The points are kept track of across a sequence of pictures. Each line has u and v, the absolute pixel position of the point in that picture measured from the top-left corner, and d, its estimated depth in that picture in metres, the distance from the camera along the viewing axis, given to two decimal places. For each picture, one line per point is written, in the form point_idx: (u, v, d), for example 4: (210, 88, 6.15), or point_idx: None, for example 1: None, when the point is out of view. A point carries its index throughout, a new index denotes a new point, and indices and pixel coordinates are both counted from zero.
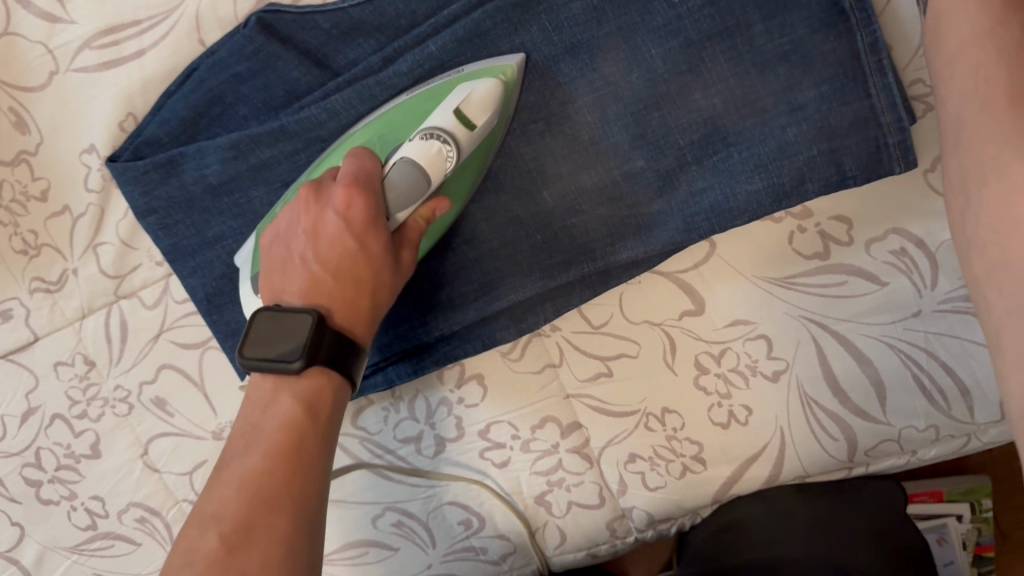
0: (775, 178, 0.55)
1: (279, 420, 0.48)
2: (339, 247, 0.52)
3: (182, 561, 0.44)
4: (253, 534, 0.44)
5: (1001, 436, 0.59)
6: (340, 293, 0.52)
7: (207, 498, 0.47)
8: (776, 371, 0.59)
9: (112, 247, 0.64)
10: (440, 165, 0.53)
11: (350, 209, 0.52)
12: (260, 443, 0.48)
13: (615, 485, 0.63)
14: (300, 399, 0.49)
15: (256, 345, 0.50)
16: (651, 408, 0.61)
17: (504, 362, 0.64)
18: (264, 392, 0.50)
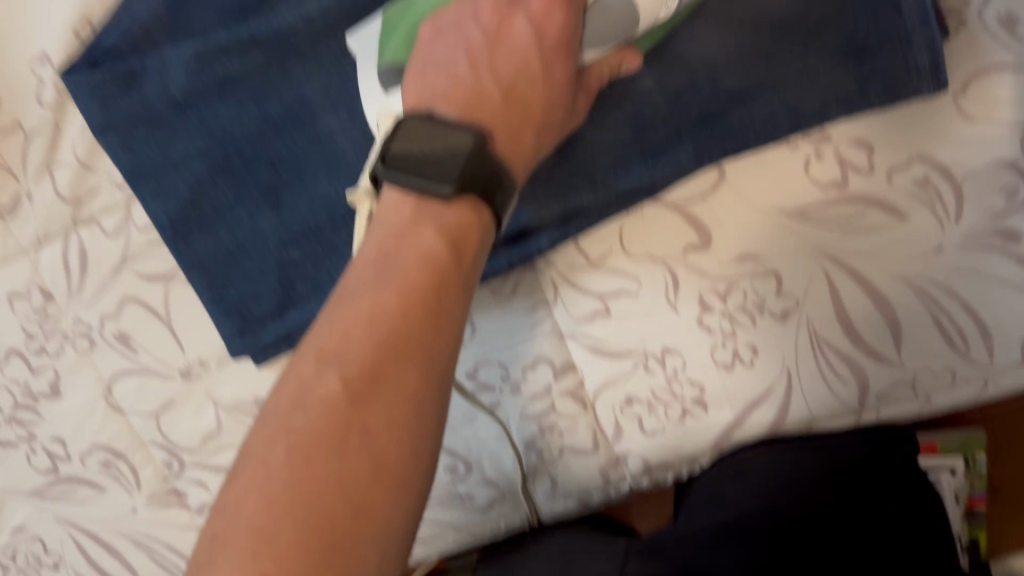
0: (794, 100, 0.52)
1: (420, 254, 0.41)
2: (517, 63, 0.46)
3: (293, 403, 0.38)
4: (380, 385, 0.37)
5: (1019, 381, 0.55)
6: (509, 113, 0.45)
7: (321, 332, 0.40)
8: (785, 309, 0.55)
9: (69, 167, 0.59)
10: (660, 6, 0.48)
11: (545, 27, 0.46)
12: (394, 272, 0.40)
13: (611, 430, 0.60)
14: (446, 226, 0.42)
15: (412, 145, 0.42)
16: (650, 347, 0.57)
17: (495, 299, 0.59)
18: (402, 211, 0.42)
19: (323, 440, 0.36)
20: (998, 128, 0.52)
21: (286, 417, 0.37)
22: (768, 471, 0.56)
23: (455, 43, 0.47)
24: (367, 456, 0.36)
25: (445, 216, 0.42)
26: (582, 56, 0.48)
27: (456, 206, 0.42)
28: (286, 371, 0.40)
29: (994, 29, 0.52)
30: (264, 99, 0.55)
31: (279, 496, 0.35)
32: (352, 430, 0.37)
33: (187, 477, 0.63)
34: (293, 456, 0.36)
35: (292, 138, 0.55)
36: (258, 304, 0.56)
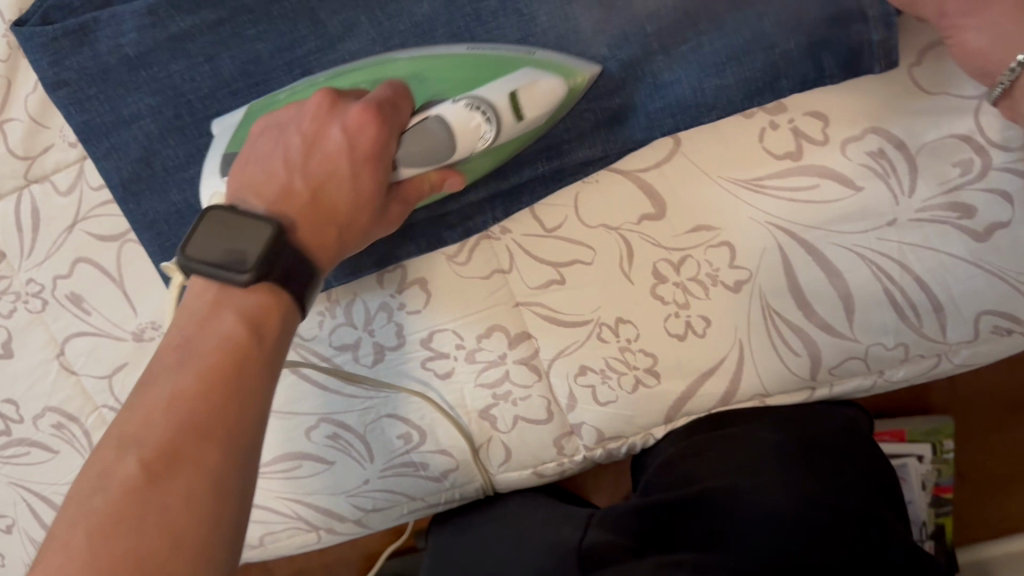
0: (748, 73, 0.51)
1: (219, 339, 0.37)
2: (328, 169, 0.43)
3: (91, 488, 0.34)
4: (181, 465, 0.34)
5: (971, 358, 0.57)
6: (315, 214, 0.42)
7: (125, 415, 0.36)
8: (738, 280, 0.55)
9: (21, 123, 0.59)
10: (472, 142, 0.46)
11: (356, 134, 0.43)
12: (194, 358, 0.37)
13: (565, 400, 0.60)
14: (240, 319, 0.38)
15: (206, 240, 0.39)
16: (604, 317, 0.57)
17: (450, 267, 0.58)
18: (199, 304, 0.39)
19: (115, 523, 0.32)
20: (952, 98, 0.52)
21: (81, 501, 0.33)
22: (723, 441, 0.56)
23: (278, 143, 0.44)
24: (161, 531, 0.32)
25: (235, 309, 0.39)
26: (395, 172, 0.46)
27: (246, 304, 0.39)
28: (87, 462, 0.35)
29: None
30: (217, 57, 0.54)
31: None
32: (148, 505, 0.33)
33: None
34: (83, 544, 0.32)
35: (246, 99, 0.55)
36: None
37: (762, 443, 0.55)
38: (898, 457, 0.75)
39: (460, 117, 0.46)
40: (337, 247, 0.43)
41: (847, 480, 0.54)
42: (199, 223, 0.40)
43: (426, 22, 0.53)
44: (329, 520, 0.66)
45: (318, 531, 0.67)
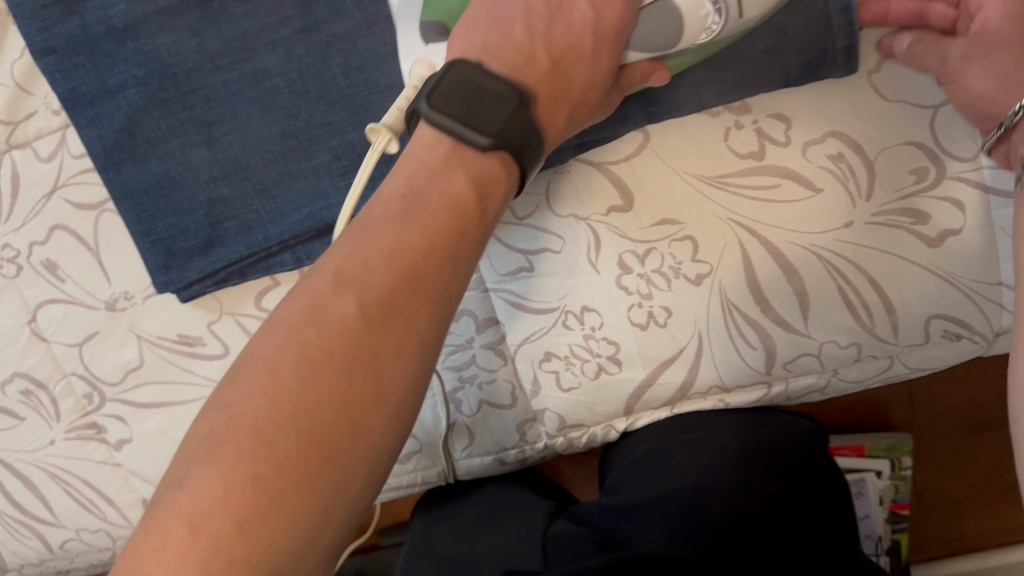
0: (720, 73, 0.54)
1: (449, 201, 0.40)
2: (569, 45, 0.45)
3: (305, 317, 0.37)
4: (397, 319, 0.37)
5: (923, 359, 0.59)
6: (552, 87, 0.44)
7: (346, 255, 0.39)
8: (699, 274, 0.57)
9: (5, 88, 0.60)
10: (699, 31, 0.46)
11: (602, 15, 0.45)
12: (422, 213, 0.39)
13: (529, 385, 0.61)
14: (472, 180, 0.41)
15: (452, 95, 0.41)
16: (570, 305, 0.59)
17: None
18: (430, 158, 0.41)
19: (338, 361, 0.36)
20: (910, 107, 0.54)
21: (298, 330, 0.36)
22: (693, 441, 0.59)
23: (519, 7, 0.46)
24: (367, 378, 0.36)
25: (469, 171, 0.41)
26: (627, 53, 0.47)
27: (482, 167, 0.41)
28: (315, 278, 0.38)
29: None
30: (202, 34, 0.56)
31: (276, 415, 0.34)
32: (362, 349, 0.36)
33: (105, 411, 0.65)
34: (308, 376, 0.35)
35: (229, 76, 0.57)
36: (184, 240, 0.59)
37: (726, 446, 0.58)
38: (858, 471, 0.78)
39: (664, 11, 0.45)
40: (566, 119, 0.46)
41: (801, 488, 0.56)
42: (443, 74, 0.41)
43: None
44: None
45: None
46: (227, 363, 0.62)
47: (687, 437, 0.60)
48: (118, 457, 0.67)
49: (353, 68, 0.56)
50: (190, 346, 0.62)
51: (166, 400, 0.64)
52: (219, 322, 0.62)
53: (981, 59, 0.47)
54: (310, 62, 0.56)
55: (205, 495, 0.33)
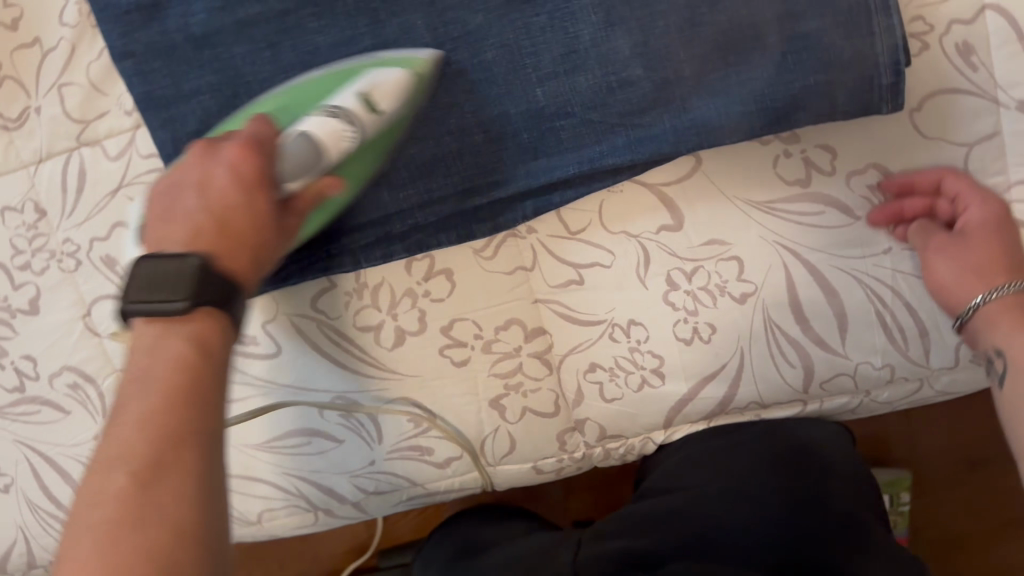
0: (769, 102, 0.53)
1: (170, 370, 0.40)
2: (225, 204, 0.45)
3: (88, 505, 0.36)
4: (165, 471, 0.37)
5: (950, 384, 0.62)
6: (220, 233, 0.45)
7: (99, 448, 0.38)
8: (744, 293, 0.59)
9: (78, 88, 0.61)
10: (338, 142, 0.51)
11: (224, 171, 0.46)
12: (149, 382, 0.39)
13: (572, 394, 0.64)
14: (189, 344, 0.41)
15: (148, 286, 0.42)
16: (617, 318, 0.61)
17: (476, 260, 0.62)
18: (145, 341, 0.42)
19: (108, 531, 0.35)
20: (948, 144, 0.56)
21: (82, 518, 0.35)
22: (716, 459, 0.61)
23: (182, 183, 0.47)
24: (166, 527, 0.35)
25: (194, 343, 0.41)
26: (283, 185, 0.50)
27: (176, 331, 0.41)
28: (81, 483, 0.38)
29: (955, 59, 0.54)
30: (273, 45, 0.57)
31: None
32: (147, 505, 0.36)
33: None
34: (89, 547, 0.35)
35: None
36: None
37: (756, 455, 0.60)
38: None
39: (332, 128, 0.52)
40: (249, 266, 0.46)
41: (832, 496, 0.58)
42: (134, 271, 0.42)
43: (477, 31, 0.56)
44: (330, 501, 0.69)
45: (317, 513, 0.69)
46: (280, 363, 0.64)
47: (721, 443, 0.62)
48: None
49: None
50: (242, 345, 0.64)
51: None
52: (274, 323, 0.64)
53: (953, 251, 0.55)
54: None
55: None
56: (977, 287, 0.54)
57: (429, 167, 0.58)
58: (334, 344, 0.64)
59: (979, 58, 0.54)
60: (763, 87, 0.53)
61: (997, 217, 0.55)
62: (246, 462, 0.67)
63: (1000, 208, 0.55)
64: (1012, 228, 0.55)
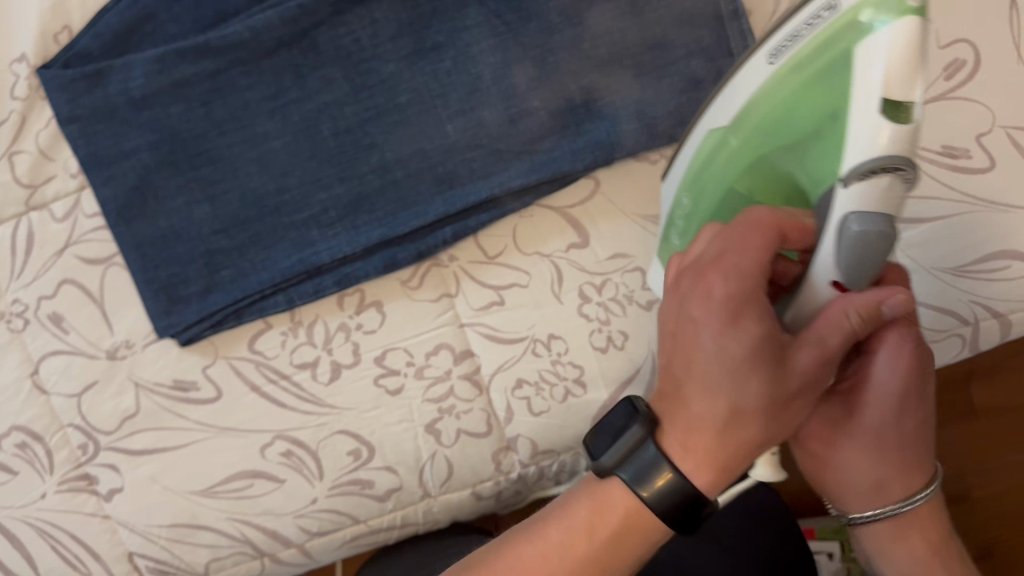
0: (649, 119, 0.62)
1: (569, 547, 0.48)
2: (736, 401, 0.43)
3: (589, 541, 0.47)
4: (635, 545, 0.47)
5: None
6: (717, 421, 0.44)
7: (581, 520, 0.48)
8: (650, 300, 0.65)
9: (29, 155, 0.67)
10: (892, 198, 0.40)
11: (727, 347, 0.42)
12: (689, 460, 0.45)
13: (502, 413, 0.66)
14: (592, 509, 0.48)
15: (643, 479, 0.46)
16: (538, 334, 0.65)
17: (404, 290, 0.67)
18: (614, 516, 0.47)
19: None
20: None
21: (562, 545, 0.48)
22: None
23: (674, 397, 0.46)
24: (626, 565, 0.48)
25: (617, 504, 0.47)
26: (825, 277, 0.42)
27: (603, 497, 0.47)
28: (558, 512, 0.49)
29: None
30: (212, 100, 0.63)
31: (478, 570, 0.50)
32: (613, 546, 0.47)
33: (99, 462, 0.68)
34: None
35: (233, 139, 0.64)
36: (184, 286, 0.65)
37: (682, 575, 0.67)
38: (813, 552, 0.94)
39: (880, 199, 0.40)
40: (716, 477, 0.45)
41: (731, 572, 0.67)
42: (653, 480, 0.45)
43: (392, 78, 0.63)
44: (274, 545, 0.68)
45: (262, 559, 0.69)
46: (222, 405, 0.67)
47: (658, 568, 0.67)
48: (107, 509, 0.68)
49: (341, 130, 0.64)
50: (185, 391, 0.67)
51: (162, 446, 0.67)
52: (214, 366, 0.67)
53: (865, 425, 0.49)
54: (304, 127, 0.64)
55: None
56: (891, 493, 0.51)
57: (356, 205, 0.64)
58: (272, 382, 0.66)
59: None
60: (639, 103, 0.61)
61: (894, 406, 0.47)
62: (190, 508, 0.67)
63: (919, 357, 0.47)
64: (931, 376, 0.49)
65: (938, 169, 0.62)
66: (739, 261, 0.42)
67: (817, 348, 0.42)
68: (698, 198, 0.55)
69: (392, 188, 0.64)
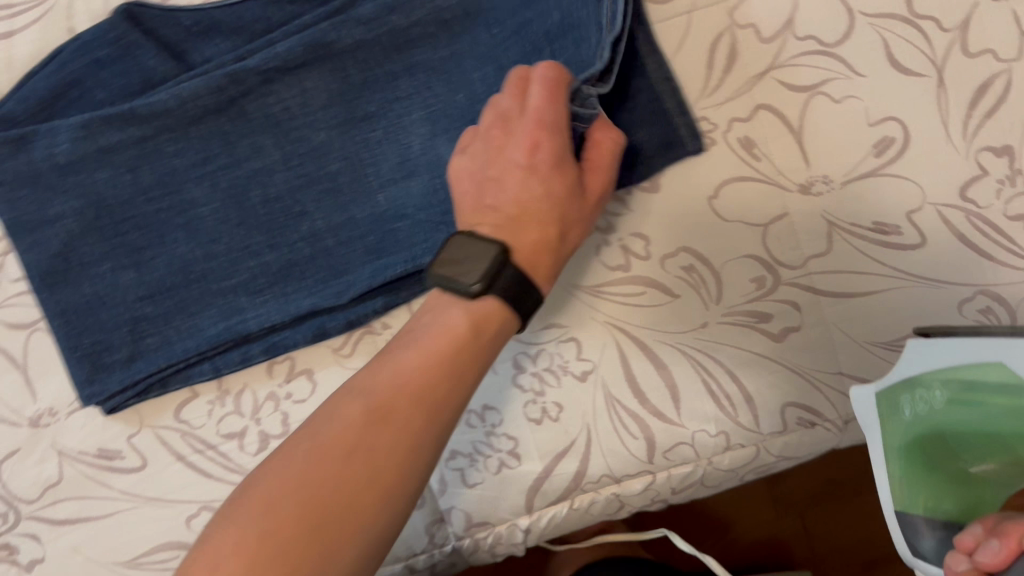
0: None
1: (448, 328, 0.50)
2: (525, 189, 0.54)
3: (341, 445, 0.46)
4: (383, 430, 0.46)
5: (786, 447, 0.66)
6: (507, 222, 0.54)
7: (360, 396, 0.48)
8: (584, 371, 0.64)
9: None
10: None
11: (521, 155, 0.54)
12: (429, 342, 0.50)
13: (437, 484, 0.66)
14: (471, 314, 0.51)
15: (451, 262, 0.52)
16: (472, 405, 0.65)
17: (335, 358, 0.66)
18: (451, 323, 0.50)
19: (317, 464, 0.45)
20: (745, 225, 0.62)
21: (313, 433, 0.47)
22: None
23: (479, 173, 0.56)
24: (369, 466, 0.46)
25: (432, 342, 0.50)
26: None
27: (476, 309, 0.51)
28: (323, 407, 0.49)
29: (738, 151, 0.62)
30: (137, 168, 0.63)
31: (246, 488, 0.46)
32: (366, 442, 0.46)
33: (20, 531, 0.66)
34: None
35: (159, 206, 0.63)
36: (108, 354, 0.63)
37: None
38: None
39: None
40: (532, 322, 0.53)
41: None
42: (446, 254, 0.52)
43: (321, 148, 0.63)
44: None
45: None
46: (146, 476, 0.65)
47: None
48: None
49: (270, 197, 0.63)
50: (109, 460, 0.66)
51: (86, 516, 0.66)
52: (138, 435, 0.65)
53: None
54: (232, 194, 0.63)
55: (241, 534, 0.43)
56: None
57: (285, 272, 0.63)
58: (198, 452, 0.65)
59: (760, 149, 0.62)
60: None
61: None
62: None
63: None
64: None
65: (867, 245, 0.62)
66: (532, 119, 0.53)
67: (603, 174, 0.56)
68: (956, 408, 0.50)
69: (322, 259, 0.63)
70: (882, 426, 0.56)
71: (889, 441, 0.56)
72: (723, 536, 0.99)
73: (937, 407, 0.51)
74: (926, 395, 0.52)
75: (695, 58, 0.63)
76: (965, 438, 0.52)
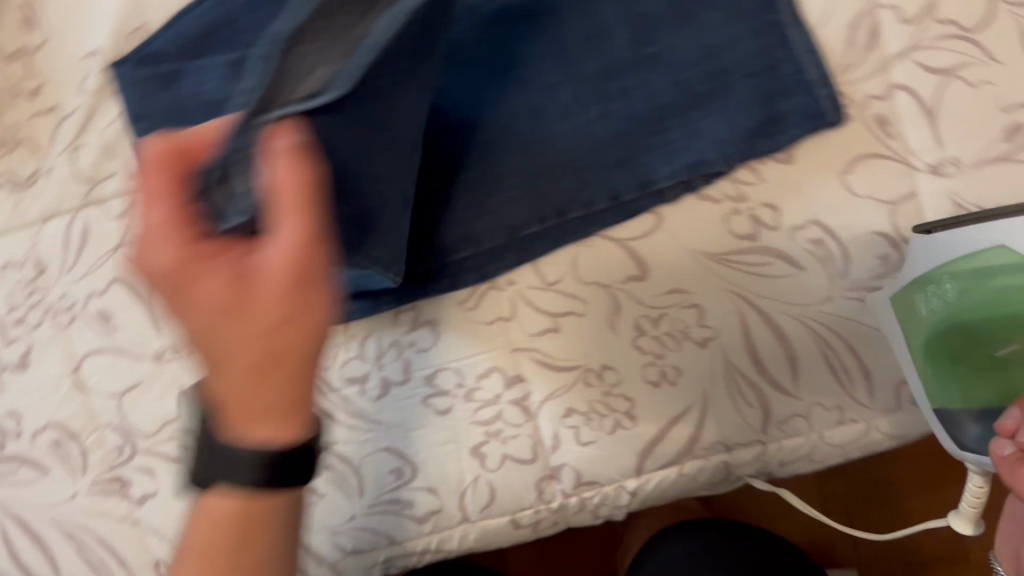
0: (708, 158, 0.61)
1: (266, 410, 0.52)
2: (231, 303, 0.48)
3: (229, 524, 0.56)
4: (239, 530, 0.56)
5: (898, 426, 0.66)
6: (252, 358, 0.49)
7: (232, 435, 0.53)
8: (705, 337, 0.64)
9: (94, 146, 0.71)
10: None
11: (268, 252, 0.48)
12: (233, 412, 0.52)
13: (550, 441, 0.67)
14: (240, 417, 0.52)
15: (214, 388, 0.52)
16: (591, 363, 0.66)
17: (460, 311, 0.67)
18: (238, 405, 0.51)
19: (228, 543, 0.56)
20: (877, 202, 0.63)
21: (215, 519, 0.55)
22: None
23: (230, 272, 0.48)
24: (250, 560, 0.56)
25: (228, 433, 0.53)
26: None
27: (255, 435, 0.52)
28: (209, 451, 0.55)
29: (873, 128, 0.64)
30: None
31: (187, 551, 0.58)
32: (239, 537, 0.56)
33: (134, 465, 0.66)
34: None
35: None
36: None
37: None
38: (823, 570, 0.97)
39: None
40: (293, 408, 0.52)
41: None
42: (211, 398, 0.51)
43: (466, 102, 0.64)
44: (309, 561, 0.68)
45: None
46: None
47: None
48: (137, 514, 0.66)
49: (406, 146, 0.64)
50: None
51: (200, 453, 0.66)
52: None
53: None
54: None
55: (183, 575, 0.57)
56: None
57: (421, 221, 0.64)
58: (322, 393, 0.67)
59: (894, 128, 0.64)
60: (531, 141, 0.63)
61: None
62: None
63: None
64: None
65: None
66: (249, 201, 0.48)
67: (310, 254, 0.48)
68: (973, 293, 0.57)
69: (458, 207, 0.64)
70: (904, 330, 0.61)
71: (912, 345, 0.61)
72: (771, 530, 1.04)
73: (952, 297, 0.58)
74: (937, 288, 0.59)
75: (834, 37, 0.65)
76: (980, 327, 0.58)
